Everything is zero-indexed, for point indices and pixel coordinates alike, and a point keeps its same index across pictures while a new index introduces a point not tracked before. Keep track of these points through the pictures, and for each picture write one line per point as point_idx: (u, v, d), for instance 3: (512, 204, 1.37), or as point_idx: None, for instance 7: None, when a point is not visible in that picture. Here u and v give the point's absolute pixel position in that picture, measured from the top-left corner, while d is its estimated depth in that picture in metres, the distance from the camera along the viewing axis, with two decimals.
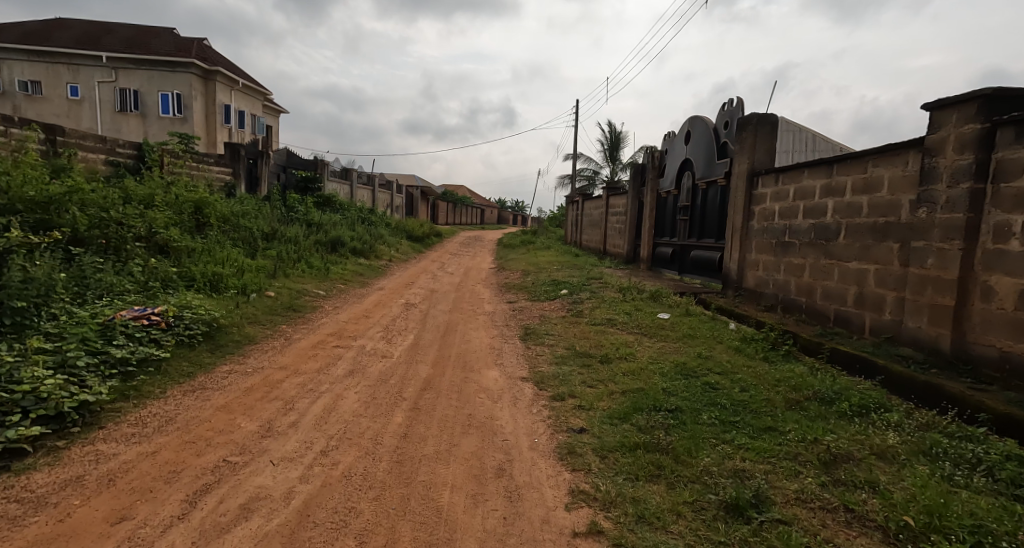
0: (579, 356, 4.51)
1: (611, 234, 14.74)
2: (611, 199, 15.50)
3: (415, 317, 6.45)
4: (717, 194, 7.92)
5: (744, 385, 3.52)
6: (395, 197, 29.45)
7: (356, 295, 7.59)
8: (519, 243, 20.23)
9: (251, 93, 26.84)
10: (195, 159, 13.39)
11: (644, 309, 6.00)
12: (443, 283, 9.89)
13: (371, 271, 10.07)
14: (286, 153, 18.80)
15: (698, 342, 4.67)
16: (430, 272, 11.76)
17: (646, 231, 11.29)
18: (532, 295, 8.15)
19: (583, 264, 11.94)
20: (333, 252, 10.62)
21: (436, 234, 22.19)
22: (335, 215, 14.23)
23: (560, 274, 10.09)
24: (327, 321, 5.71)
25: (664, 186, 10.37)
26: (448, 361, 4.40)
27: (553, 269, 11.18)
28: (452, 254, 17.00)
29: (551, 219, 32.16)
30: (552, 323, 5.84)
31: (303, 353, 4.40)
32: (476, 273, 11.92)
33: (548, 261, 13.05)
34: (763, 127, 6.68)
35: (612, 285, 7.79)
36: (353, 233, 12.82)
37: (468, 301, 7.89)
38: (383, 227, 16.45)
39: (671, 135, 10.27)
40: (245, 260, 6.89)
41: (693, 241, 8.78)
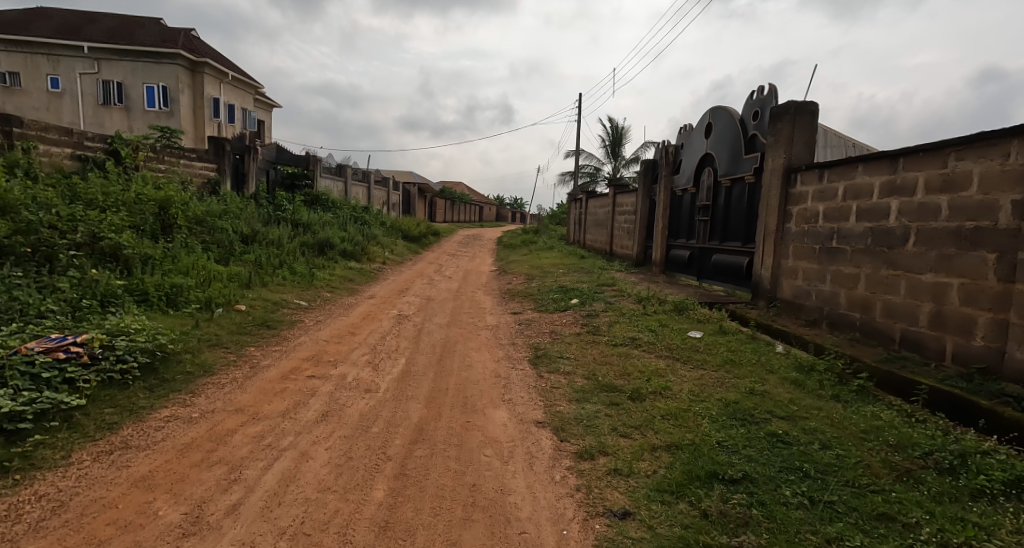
0: (604, 390, 3.73)
1: (619, 234, 13.96)
2: (619, 197, 14.69)
3: (408, 333, 5.68)
4: (744, 193, 7.14)
5: (823, 440, 2.74)
6: (391, 195, 28.67)
7: (343, 306, 6.82)
8: (521, 243, 19.47)
9: (240, 86, 26.09)
10: (175, 154, 12.67)
11: (671, 326, 5.22)
12: (440, 290, 9.11)
13: (362, 276, 9.29)
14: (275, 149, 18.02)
15: (745, 372, 3.89)
16: (427, 275, 11.00)
17: (660, 232, 10.49)
18: (539, 304, 7.40)
19: (591, 267, 11.18)
20: (320, 254, 9.85)
21: (433, 233, 21.43)
22: (325, 214, 13.44)
23: (567, 279, 9.33)
24: (305, 341, 4.94)
25: (680, 183, 9.57)
26: (445, 397, 3.63)
27: (559, 273, 10.42)
28: (450, 255, 16.22)
29: (552, 217, 31.34)
30: (566, 342, 5.06)
31: (269, 388, 3.62)
32: (476, 277, 11.17)
33: (552, 264, 12.30)
34: (802, 116, 5.87)
35: (628, 294, 7.03)
36: (344, 233, 12.05)
37: (467, 311, 7.12)
38: (378, 227, 15.67)
39: (687, 127, 9.46)
40: (216, 268, 6.14)
41: (715, 245, 7.99)
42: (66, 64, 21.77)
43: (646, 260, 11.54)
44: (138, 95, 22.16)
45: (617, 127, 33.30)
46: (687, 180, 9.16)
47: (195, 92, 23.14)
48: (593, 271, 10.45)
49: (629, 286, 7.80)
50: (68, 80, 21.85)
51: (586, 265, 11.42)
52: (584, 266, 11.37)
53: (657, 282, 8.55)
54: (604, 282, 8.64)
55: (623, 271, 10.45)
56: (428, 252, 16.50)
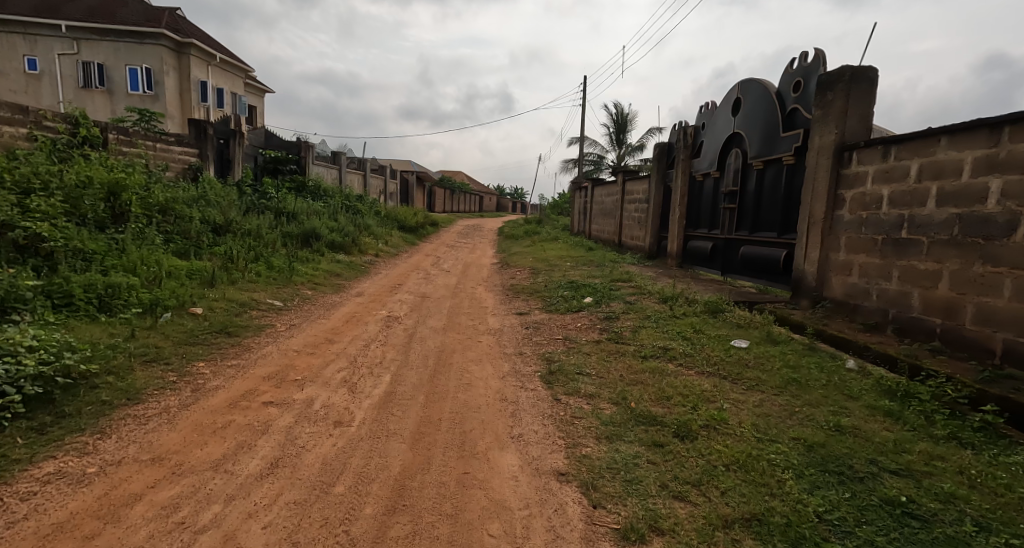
0: (641, 424, 2.90)
1: (629, 225, 13.13)
2: (628, 184, 13.81)
3: (396, 340, 4.87)
4: (782, 176, 6.26)
5: (975, 518, 1.90)
6: (389, 184, 27.85)
7: (325, 306, 6.02)
8: (523, 233, 18.67)
9: (227, 68, 25.20)
10: (152, 138, 11.89)
11: (707, 333, 4.40)
12: (436, 286, 8.29)
13: (350, 270, 8.48)
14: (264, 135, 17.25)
15: (819, 396, 3.04)
16: (423, 269, 10.22)
17: (678, 222, 9.62)
18: (546, 303, 6.60)
19: (601, 260, 10.37)
20: (306, 246, 9.06)
21: (432, 224, 20.64)
22: (315, 203, 12.62)
23: (575, 274, 8.51)
24: (272, 353, 4.15)
25: (702, 168, 8.70)
26: (435, 435, 2.83)
27: (567, 267, 9.59)
28: (449, 246, 15.39)
29: (554, 207, 30.48)
30: (584, 353, 4.24)
31: (208, 421, 2.82)
32: (476, 271, 10.38)
33: (559, 256, 11.49)
34: (859, 84, 4.98)
35: (649, 292, 6.22)
36: (334, 223, 11.24)
37: (466, 312, 6.31)
38: (372, 217, 14.86)
39: (710, 105, 8.55)
40: (175, 263, 5.38)
41: (744, 235, 7.14)
42: (45, 44, 21.10)
43: (661, 252, 10.69)
44: (120, 78, 21.43)
45: (622, 113, 32.31)
46: (711, 164, 8.28)
47: (181, 76, 22.50)
48: (604, 264, 9.63)
49: (648, 283, 6.99)
50: (47, 61, 21.28)
51: (595, 258, 10.60)
52: (592, 259, 10.55)
53: (678, 278, 7.71)
54: (618, 277, 7.83)
55: (637, 265, 9.62)
56: (425, 243, 15.68)
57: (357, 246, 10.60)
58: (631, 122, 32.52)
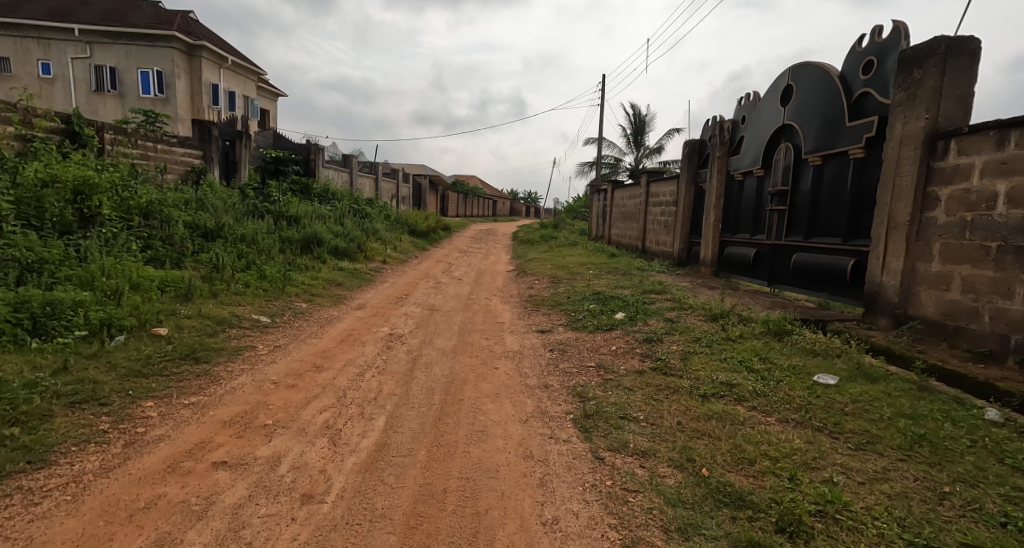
0: (724, 509, 2.07)
1: (655, 229, 12.28)
2: (652, 186, 12.96)
3: (397, 366, 4.12)
4: (847, 172, 5.39)
5: None
6: (401, 188, 27.34)
7: (320, 323, 5.29)
8: (539, 238, 17.92)
9: (239, 71, 24.90)
10: (153, 139, 11.35)
11: (778, 364, 3.55)
12: (446, 296, 7.55)
13: (353, 280, 7.78)
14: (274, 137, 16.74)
15: (971, 467, 2.19)
16: (433, 277, 9.49)
17: (714, 227, 8.78)
18: (570, 320, 5.81)
19: (628, 268, 9.54)
20: (307, 253, 8.41)
21: (444, 228, 19.99)
22: (321, 207, 12.00)
23: (601, 285, 7.70)
24: (244, 385, 3.42)
25: (743, 165, 7.84)
26: (438, 523, 2.06)
27: (590, 276, 8.77)
28: (461, 252, 14.69)
29: (570, 211, 29.70)
30: (625, 390, 3.43)
31: (128, 499, 2.07)
32: (490, 279, 9.63)
33: (579, 263, 10.68)
34: (958, 58, 4.11)
35: (692, 308, 5.38)
36: (340, 228, 10.60)
37: (478, 329, 5.54)
38: (382, 221, 14.23)
39: (753, 96, 7.70)
40: (147, 273, 4.71)
41: (796, 242, 6.28)
42: (57, 47, 20.93)
43: (693, 259, 9.82)
44: (132, 81, 21.20)
45: (640, 115, 31.45)
46: (755, 161, 7.43)
47: (193, 79, 22.24)
48: (631, 273, 8.80)
49: (687, 296, 6.15)
50: (59, 64, 21.13)
51: (619, 266, 9.78)
52: (616, 266, 9.72)
53: (718, 289, 6.86)
54: (650, 288, 7.00)
55: (667, 274, 8.78)
56: (436, 248, 15.00)
57: (362, 252, 9.93)
58: (649, 124, 31.62)
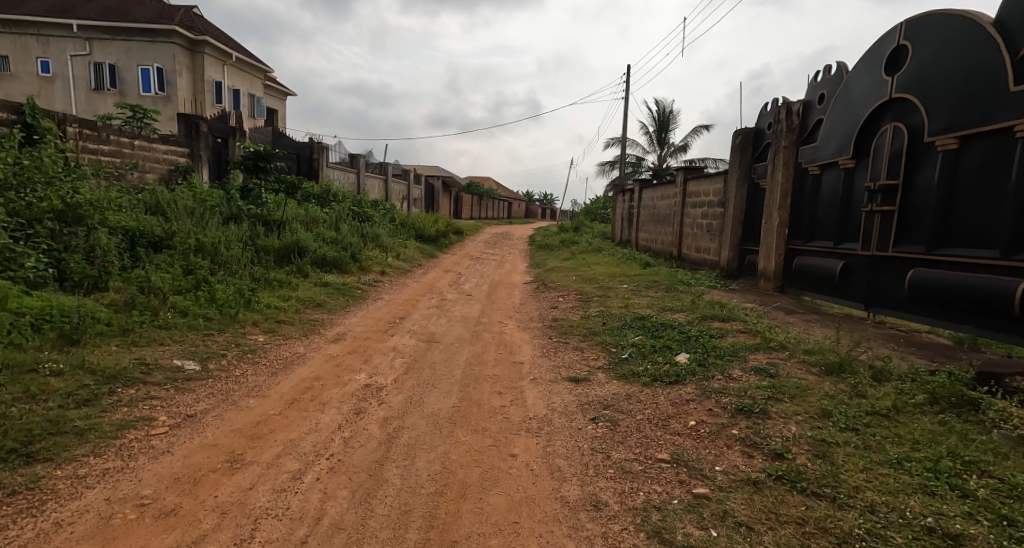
0: None
1: (696, 234, 10.79)
2: (691, 185, 11.47)
3: (364, 453, 2.72)
4: (1003, 163, 4.05)
5: None
6: (413, 190, 26.15)
7: (275, 367, 3.90)
8: (559, 243, 16.46)
9: (244, 68, 23.88)
10: (128, 134, 10.15)
11: (1010, 487, 2.02)
12: (451, 321, 6.15)
13: (339, 302, 6.43)
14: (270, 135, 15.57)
15: None
16: (437, 294, 8.12)
17: (781, 232, 7.27)
18: (611, 364, 4.36)
19: (671, 281, 8.06)
20: (289, 265, 7.08)
21: (456, 233, 18.67)
22: (316, 211, 10.72)
23: (643, 307, 6.20)
24: (81, 517, 1.98)
25: (825, 155, 6.36)
26: None
27: (627, 293, 7.29)
28: (474, 260, 13.31)
29: (590, 214, 28.22)
30: (744, 535, 1.95)
31: None
32: (506, 295, 8.24)
33: (610, 275, 9.22)
34: None
35: (785, 353, 3.87)
36: (335, 235, 9.30)
37: (489, 376, 4.12)
38: (386, 226, 12.95)
39: (840, 67, 6.20)
40: (20, 303, 3.35)
41: (921, 255, 4.75)
42: (56, 44, 20.06)
43: (750, 270, 8.33)
44: (132, 78, 20.28)
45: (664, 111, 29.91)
46: (845, 149, 5.92)
47: (194, 76, 21.26)
48: (676, 289, 7.31)
49: (767, 327, 4.65)
50: (57, 62, 20.24)
51: (659, 279, 8.29)
52: (655, 280, 8.24)
53: (801, 315, 5.34)
54: (711, 313, 5.50)
55: (720, 291, 7.26)
56: (446, 255, 13.66)
57: (357, 263, 8.60)
58: (672, 121, 29.97)
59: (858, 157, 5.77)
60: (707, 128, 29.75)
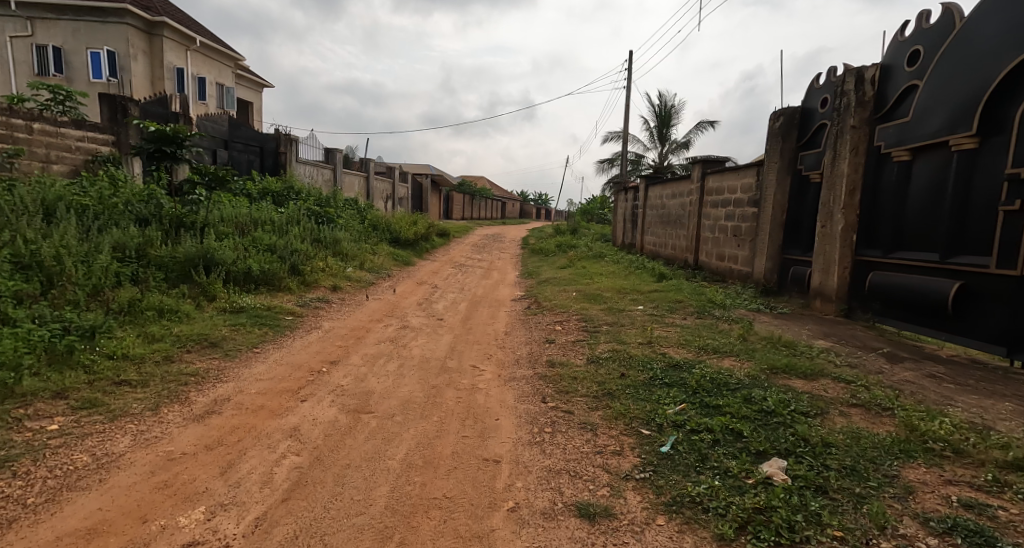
0: None
1: (721, 240, 9.06)
2: (712, 181, 9.73)
3: None
4: None
5: None
6: (399, 188, 24.36)
7: (25, 504, 2.16)
8: (555, 247, 14.74)
9: (210, 55, 21.94)
10: (26, 115, 8.37)
11: None
12: (404, 368, 4.38)
13: (249, 339, 4.63)
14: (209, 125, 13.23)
15: None
16: (400, 319, 6.34)
17: (846, 238, 5.55)
18: (645, 470, 2.59)
19: (701, 302, 6.33)
20: (192, 285, 5.30)
21: (441, 236, 16.89)
22: (262, 214, 8.90)
23: (673, 350, 4.43)
24: None
25: (923, 133, 4.64)
26: None
27: (644, 321, 5.54)
28: (457, 268, 11.54)
29: (587, 214, 26.56)
30: None
31: None
32: (489, 320, 6.46)
33: (618, 291, 7.48)
34: None
35: (980, 478, 2.10)
36: (275, 242, 7.49)
37: (432, 504, 2.35)
38: (355, 229, 11.16)
39: (950, 11, 4.46)
40: None
41: None
42: None
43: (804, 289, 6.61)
44: (81, 63, 18.37)
45: (665, 106, 28.24)
46: (966, 123, 4.15)
47: (153, 61, 19.35)
48: (710, 315, 5.58)
49: (894, 397, 2.88)
50: None
51: (683, 299, 6.56)
52: (677, 301, 6.51)
53: (916, 365, 3.61)
54: (778, 360, 3.76)
55: (769, 316, 5.52)
56: (424, 262, 11.88)
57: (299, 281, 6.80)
58: (674, 117, 28.37)
59: (984, 135, 4.06)
60: (712, 125, 28.09)
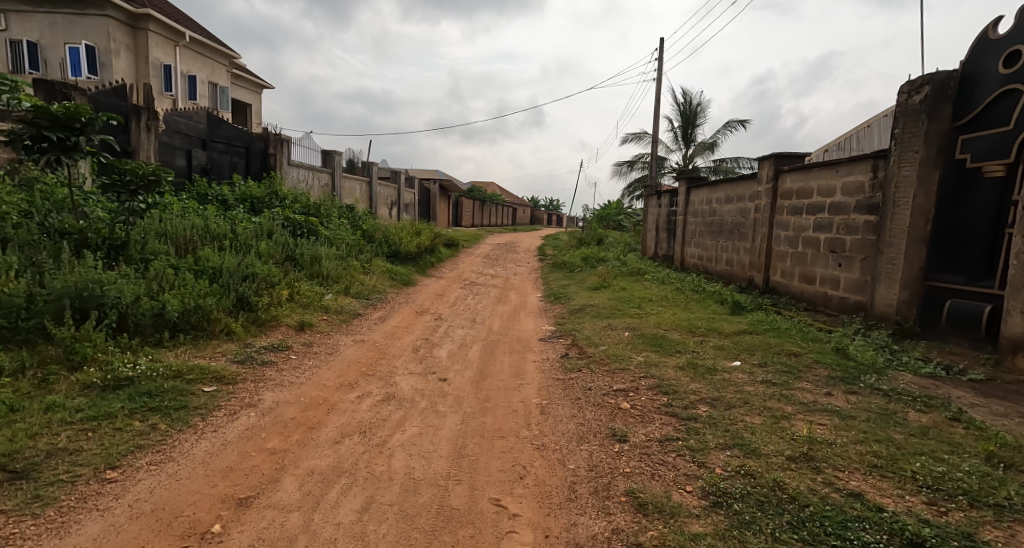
0: None
1: (813, 258, 7.05)
2: (792, 182, 7.70)
3: None
4: None
5: None
6: (404, 194, 22.58)
7: None
8: (580, 260, 12.77)
9: (202, 50, 20.22)
10: None
11: None
12: (369, 521, 2.38)
13: (107, 449, 2.68)
14: (178, 120, 11.24)
15: None
16: (386, 381, 4.40)
17: None
18: None
19: (827, 356, 4.30)
20: (48, 347, 3.35)
21: (449, 248, 15.01)
22: (223, 227, 7.01)
23: (874, 485, 2.35)
24: None
25: None
26: None
27: (764, 401, 3.48)
28: (467, 288, 9.62)
29: (605, 220, 24.60)
30: None
31: None
32: (513, 382, 4.51)
33: (689, 332, 5.47)
34: None
35: None
36: (224, 267, 5.57)
37: None
38: (345, 244, 9.29)
39: None
40: None
41: None
42: None
43: (982, 334, 4.56)
44: (58, 59, 16.71)
45: (689, 105, 26.23)
46: None
47: (137, 58, 17.67)
48: (868, 388, 3.55)
49: None
50: None
51: (797, 350, 4.50)
52: (790, 353, 4.45)
53: None
54: None
55: (970, 392, 3.43)
56: (427, 281, 9.97)
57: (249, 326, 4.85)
58: (699, 117, 26.34)
59: None
60: (740, 124, 25.98)
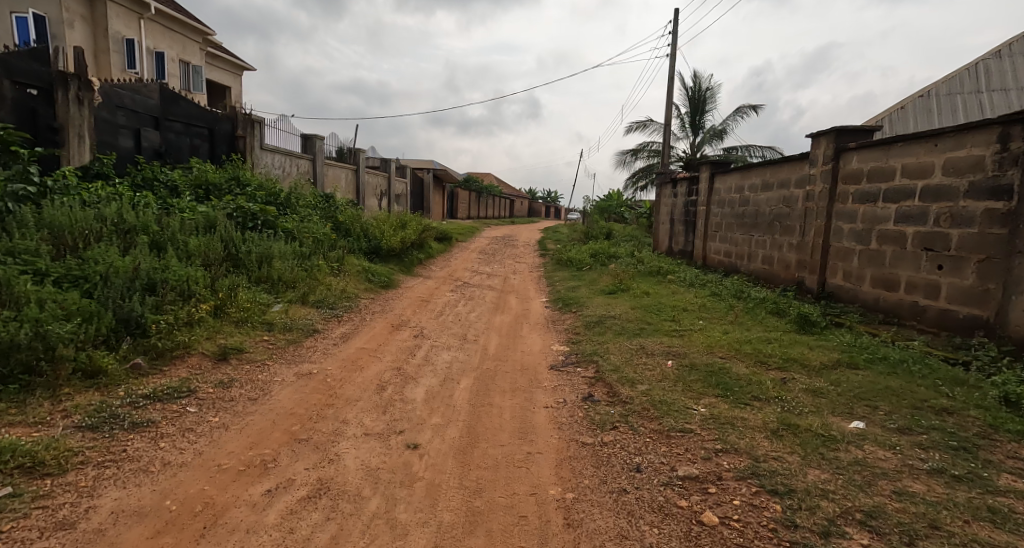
0: None
1: (896, 259, 5.55)
2: (861, 163, 6.19)
3: None
4: None
5: None
6: (395, 183, 20.99)
7: None
8: (587, 256, 11.27)
9: (171, 24, 18.47)
10: None
11: None
12: None
13: None
14: (117, 94, 9.16)
15: None
16: (325, 453, 2.89)
17: None
18: None
19: (1002, 415, 2.80)
20: None
21: (440, 243, 13.48)
22: (140, 217, 5.43)
23: None
24: None
25: None
26: None
27: (968, 526, 1.96)
28: (457, 291, 8.11)
29: (607, 211, 23.10)
30: None
31: None
32: (520, 452, 3.01)
33: (759, 365, 3.98)
34: None
35: None
36: (113, 272, 4.01)
37: None
38: (311, 240, 7.76)
39: None
40: None
41: None
42: None
43: None
44: None
45: (696, 90, 24.61)
46: None
47: (95, 30, 15.96)
48: None
49: None
50: None
51: (945, 402, 3.01)
52: (938, 410, 2.94)
53: None
54: None
55: None
56: (411, 283, 8.47)
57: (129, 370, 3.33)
58: (708, 102, 24.72)
59: None
60: (751, 110, 24.38)
